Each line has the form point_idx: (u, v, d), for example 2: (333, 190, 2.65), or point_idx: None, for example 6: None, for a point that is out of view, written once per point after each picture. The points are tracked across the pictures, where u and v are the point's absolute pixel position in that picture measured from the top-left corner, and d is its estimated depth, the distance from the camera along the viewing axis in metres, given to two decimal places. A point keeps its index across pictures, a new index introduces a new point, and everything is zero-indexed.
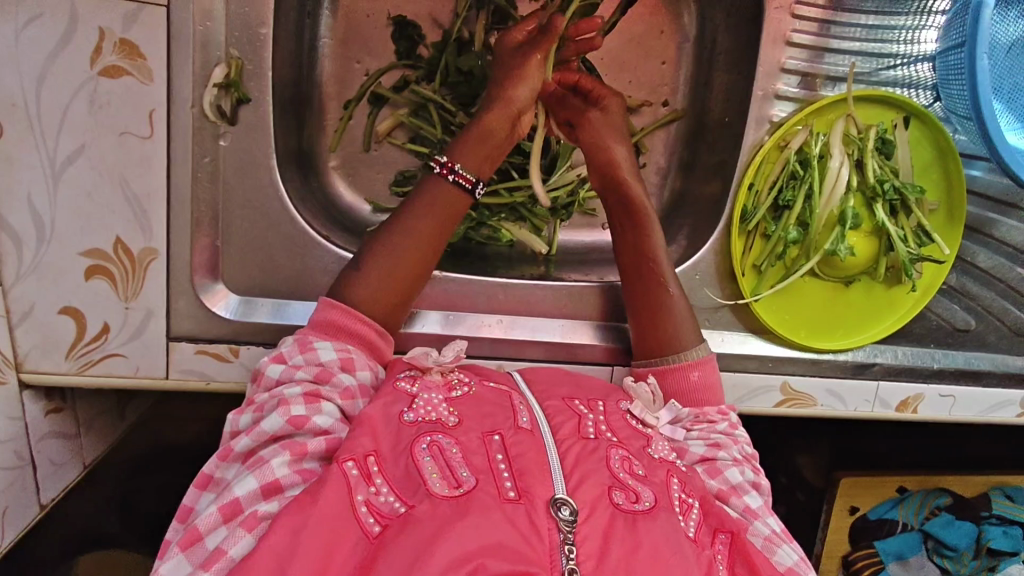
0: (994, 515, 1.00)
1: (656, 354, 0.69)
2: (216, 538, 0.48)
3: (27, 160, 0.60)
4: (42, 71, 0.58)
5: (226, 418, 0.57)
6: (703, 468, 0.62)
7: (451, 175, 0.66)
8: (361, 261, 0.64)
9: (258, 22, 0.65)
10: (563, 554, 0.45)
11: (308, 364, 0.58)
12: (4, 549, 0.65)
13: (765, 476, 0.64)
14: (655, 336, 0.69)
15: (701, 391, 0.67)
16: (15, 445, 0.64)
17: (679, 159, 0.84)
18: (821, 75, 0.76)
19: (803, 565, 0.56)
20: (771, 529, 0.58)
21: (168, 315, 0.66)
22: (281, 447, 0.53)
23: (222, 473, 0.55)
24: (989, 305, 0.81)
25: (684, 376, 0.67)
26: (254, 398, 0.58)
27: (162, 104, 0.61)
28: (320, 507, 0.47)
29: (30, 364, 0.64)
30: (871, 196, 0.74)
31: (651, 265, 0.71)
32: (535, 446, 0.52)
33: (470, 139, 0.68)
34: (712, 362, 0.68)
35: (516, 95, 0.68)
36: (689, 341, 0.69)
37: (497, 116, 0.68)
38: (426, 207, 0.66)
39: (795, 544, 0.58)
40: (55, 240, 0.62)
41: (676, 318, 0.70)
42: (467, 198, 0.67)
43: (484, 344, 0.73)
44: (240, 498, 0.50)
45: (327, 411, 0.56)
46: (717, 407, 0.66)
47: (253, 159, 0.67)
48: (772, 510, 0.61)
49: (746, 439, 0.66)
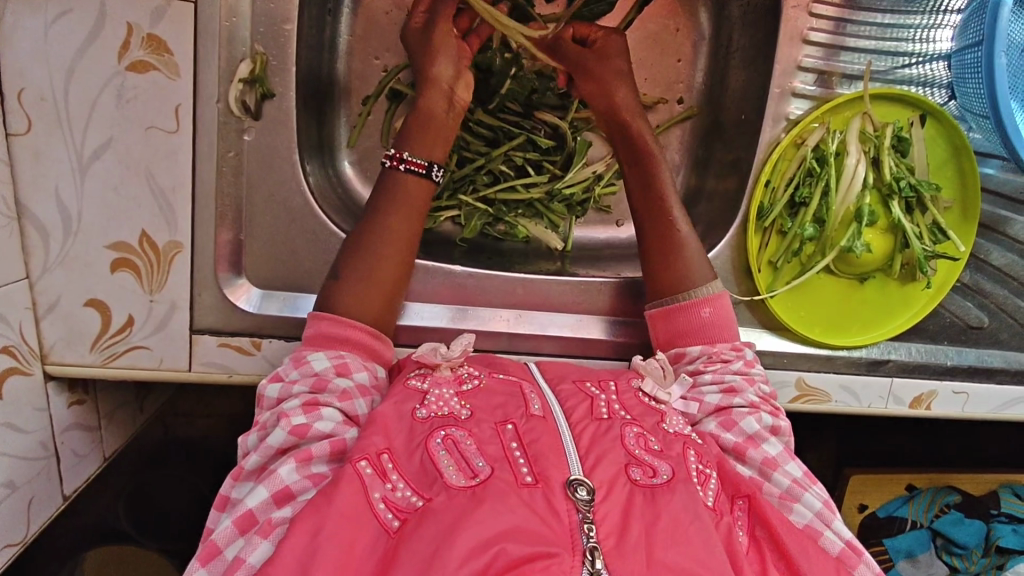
0: (1003, 514, 0.99)
1: (668, 295, 0.69)
2: (235, 549, 0.49)
3: (54, 155, 0.61)
4: (70, 65, 0.59)
5: (235, 442, 0.58)
6: (718, 420, 0.62)
7: (401, 164, 0.67)
8: (340, 270, 0.65)
9: (283, 18, 0.67)
10: (583, 533, 0.45)
11: (304, 377, 0.59)
12: (30, 539, 0.66)
13: (785, 417, 0.64)
14: (667, 276, 0.69)
15: (714, 328, 0.67)
16: (41, 436, 0.65)
17: (695, 156, 0.85)
18: (838, 73, 0.76)
19: (826, 513, 0.57)
20: (791, 477, 0.58)
21: (191, 309, 0.67)
22: (287, 457, 0.54)
23: (237, 492, 0.56)
24: (1003, 303, 0.82)
25: (695, 313, 0.67)
26: (259, 418, 0.58)
27: (187, 99, 0.62)
28: (337, 506, 0.47)
29: (56, 355, 0.65)
30: (887, 194, 0.75)
31: (660, 202, 0.71)
32: (549, 431, 0.53)
33: (414, 124, 0.69)
34: (724, 297, 0.68)
35: (439, 71, 0.69)
36: (702, 279, 0.69)
37: (432, 96, 0.69)
38: (388, 202, 0.66)
39: (817, 488, 0.59)
40: (81, 233, 0.63)
41: (689, 255, 0.70)
42: (427, 182, 0.68)
43: (500, 338, 0.74)
44: (253, 509, 0.51)
45: (328, 416, 0.56)
46: (729, 344, 0.67)
47: (276, 153, 0.68)
48: (793, 454, 0.62)
49: (762, 378, 0.66)
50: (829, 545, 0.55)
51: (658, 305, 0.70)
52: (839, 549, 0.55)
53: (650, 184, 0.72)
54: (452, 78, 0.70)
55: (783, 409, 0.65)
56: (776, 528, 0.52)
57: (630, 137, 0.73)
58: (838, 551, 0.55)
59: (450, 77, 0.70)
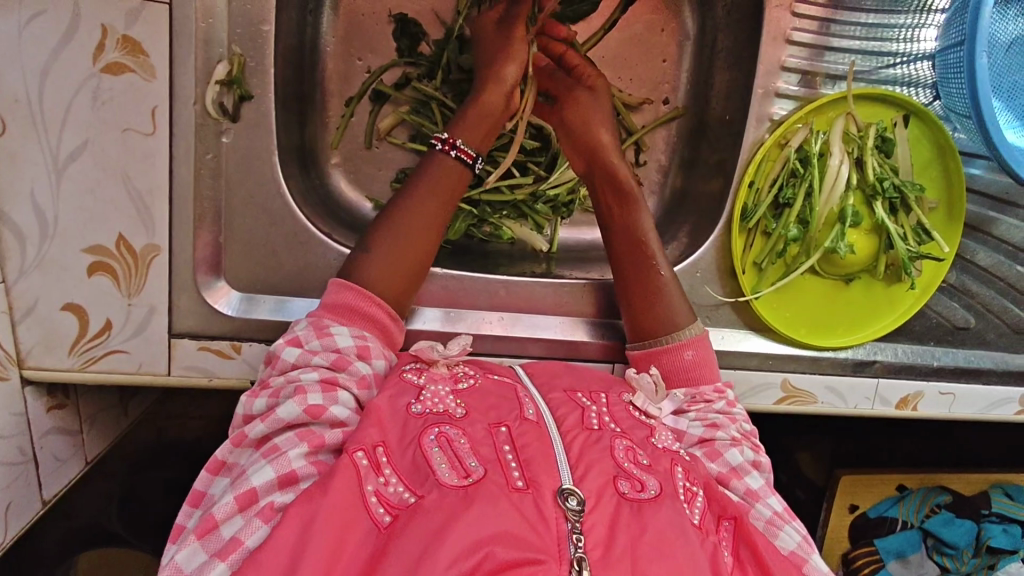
0: (995, 513, 0.98)
1: (648, 335, 0.69)
2: (233, 528, 0.48)
3: (29, 157, 0.60)
4: (44, 68, 0.59)
5: (239, 400, 0.57)
6: (702, 450, 0.62)
7: (452, 150, 0.68)
8: (370, 244, 0.65)
9: (260, 19, 0.66)
10: (571, 543, 0.44)
11: (325, 350, 0.59)
12: (6, 544, 0.65)
13: (765, 454, 0.64)
14: (649, 316, 0.69)
15: (696, 370, 0.67)
16: (18, 441, 0.64)
17: (681, 157, 0.84)
18: (821, 73, 0.76)
19: (805, 544, 0.57)
20: (772, 510, 0.58)
21: (170, 313, 0.66)
22: (298, 437, 0.53)
23: (235, 457, 0.55)
24: (989, 303, 0.81)
25: (678, 355, 0.67)
26: (269, 381, 0.57)
27: (164, 101, 0.62)
28: (331, 498, 0.47)
29: (33, 360, 0.65)
30: (871, 194, 0.74)
31: (642, 249, 0.71)
32: (540, 437, 0.52)
33: (470, 114, 0.70)
34: (706, 340, 0.68)
35: (504, 72, 0.69)
36: (683, 319, 0.69)
37: (492, 95, 0.69)
38: (434, 187, 0.67)
39: (796, 522, 0.58)
40: (57, 236, 0.62)
41: (668, 297, 0.70)
42: (467, 172, 0.69)
43: (486, 341, 0.73)
44: (256, 488, 0.50)
45: (343, 402, 0.56)
46: (712, 385, 0.67)
47: (256, 156, 0.68)
48: (773, 488, 0.61)
49: (744, 417, 0.66)
50: (812, 573, 0.55)
51: (639, 346, 0.69)
52: None
53: (632, 229, 0.71)
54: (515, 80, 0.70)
55: (763, 446, 0.65)
56: (761, 552, 0.52)
57: (616, 182, 0.72)
58: None
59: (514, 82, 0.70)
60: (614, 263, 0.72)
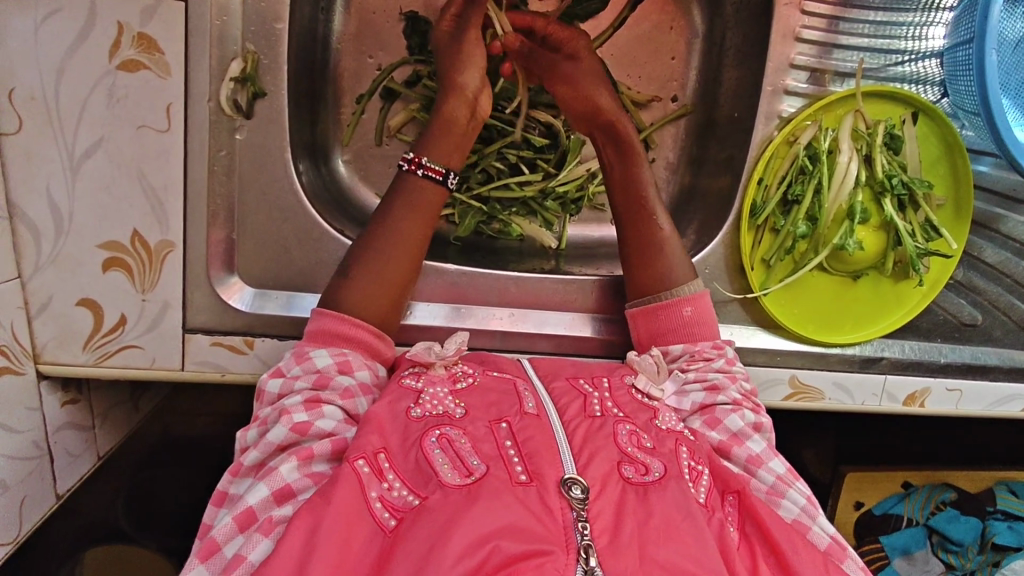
0: (999, 511, 0.99)
1: (647, 292, 0.70)
2: (234, 546, 0.49)
3: (46, 154, 0.61)
4: (61, 65, 0.59)
5: (235, 437, 0.58)
6: (703, 418, 0.63)
7: (419, 169, 0.68)
8: (350, 268, 0.65)
9: (274, 17, 0.66)
10: (577, 531, 0.45)
11: (306, 373, 0.59)
12: (21, 538, 0.66)
13: (766, 414, 0.65)
14: (649, 273, 0.70)
15: (696, 326, 0.68)
16: (33, 436, 0.64)
17: (690, 154, 0.85)
18: (830, 70, 0.76)
19: (810, 508, 0.58)
20: (775, 474, 0.59)
21: (183, 308, 0.67)
22: (288, 455, 0.54)
23: (235, 487, 0.56)
24: (996, 300, 0.82)
25: (678, 312, 0.68)
26: (259, 413, 0.59)
27: (179, 99, 0.62)
28: (335, 506, 0.47)
29: (48, 355, 0.65)
30: (880, 191, 0.74)
31: (641, 202, 0.71)
32: (544, 430, 0.53)
33: (436, 126, 0.70)
34: (706, 297, 0.69)
35: (464, 80, 0.70)
36: (682, 278, 0.69)
37: (454, 105, 0.70)
38: (405, 203, 0.67)
39: (800, 484, 0.60)
40: (72, 233, 0.63)
41: (669, 255, 0.70)
42: (441, 188, 0.69)
43: (495, 336, 0.74)
44: (253, 506, 0.50)
45: (330, 414, 0.56)
46: (711, 343, 0.67)
47: (268, 152, 0.68)
48: (775, 451, 0.62)
49: (743, 375, 0.67)
50: (818, 540, 0.55)
51: (639, 304, 0.70)
52: (826, 543, 0.55)
53: (632, 182, 0.72)
54: (477, 90, 0.71)
55: (763, 405, 0.66)
56: (765, 525, 0.52)
57: (616, 136, 0.73)
58: (825, 545, 0.55)
59: (475, 87, 0.70)
60: (619, 226, 0.73)
